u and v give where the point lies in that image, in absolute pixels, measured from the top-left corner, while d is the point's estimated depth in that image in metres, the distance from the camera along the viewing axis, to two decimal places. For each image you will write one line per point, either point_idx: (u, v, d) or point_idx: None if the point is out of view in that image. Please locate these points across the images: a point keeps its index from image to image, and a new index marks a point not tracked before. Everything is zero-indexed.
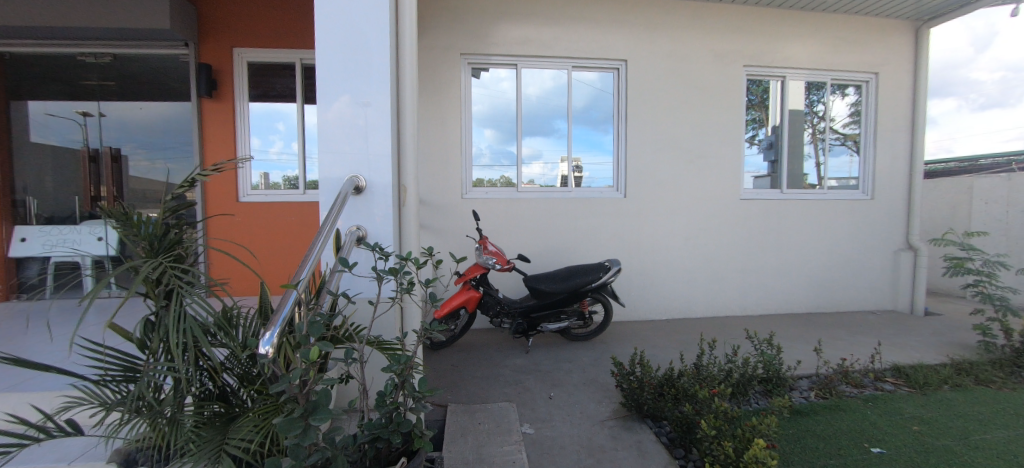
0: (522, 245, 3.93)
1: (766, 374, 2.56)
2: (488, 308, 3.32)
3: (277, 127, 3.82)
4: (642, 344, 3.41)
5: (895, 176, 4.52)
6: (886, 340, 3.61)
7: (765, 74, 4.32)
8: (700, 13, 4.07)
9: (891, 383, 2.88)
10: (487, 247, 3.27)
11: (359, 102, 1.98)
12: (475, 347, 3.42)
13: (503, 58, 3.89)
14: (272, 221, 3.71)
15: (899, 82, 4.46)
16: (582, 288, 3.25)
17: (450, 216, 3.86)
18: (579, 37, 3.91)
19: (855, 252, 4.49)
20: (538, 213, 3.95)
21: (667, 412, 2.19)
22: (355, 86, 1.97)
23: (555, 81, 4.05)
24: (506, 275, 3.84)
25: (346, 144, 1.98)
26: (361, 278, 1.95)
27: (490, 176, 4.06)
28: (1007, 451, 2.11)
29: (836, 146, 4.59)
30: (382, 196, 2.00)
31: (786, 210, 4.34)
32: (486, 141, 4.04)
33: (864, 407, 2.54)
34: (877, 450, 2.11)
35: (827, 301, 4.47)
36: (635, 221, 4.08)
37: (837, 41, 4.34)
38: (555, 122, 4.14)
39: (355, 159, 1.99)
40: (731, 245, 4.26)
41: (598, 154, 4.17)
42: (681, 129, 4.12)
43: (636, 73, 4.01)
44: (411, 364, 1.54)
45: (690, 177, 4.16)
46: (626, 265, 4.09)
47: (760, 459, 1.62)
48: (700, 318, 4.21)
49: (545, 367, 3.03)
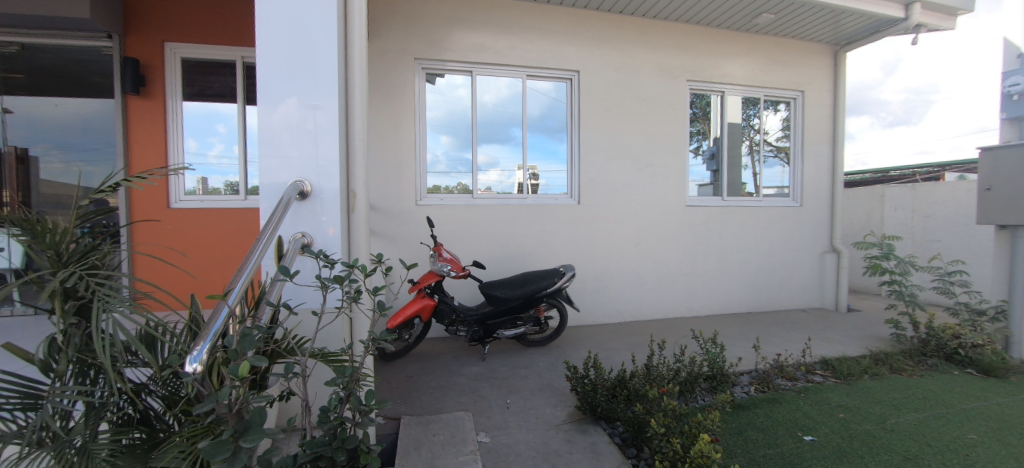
0: (478, 252, 3.91)
1: (711, 372, 2.69)
2: (444, 315, 3.27)
3: (216, 129, 3.57)
4: (597, 347, 3.49)
5: (820, 185, 4.95)
6: (816, 336, 3.92)
7: (707, 89, 4.61)
8: (648, 29, 4.28)
9: (820, 375, 3.11)
10: (442, 254, 3.22)
11: (306, 104, 1.89)
12: (429, 356, 3.34)
13: (458, 64, 3.88)
14: (209, 229, 3.45)
15: (821, 100, 4.91)
16: (538, 294, 3.27)
17: (405, 223, 3.77)
18: (533, 47, 3.99)
19: (787, 255, 4.86)
20: (495, 220, 3.95)
21: (620, 412, 2.24)
22: (300, 87, 1.88)
23: (510, 89, 4.10)
24: (463, 282, 3.80)
25: (293, 148, 1.88)
26: (305, 288, 1.84)
27: (447, 183, 4.02)
28: (917, 433, 2.34)
29: (770, 157, 4.97)
30: (331, 202, 1.91)
31: (727, 216, 4.63)
32: (442, 148, 4.00)
33: (797, 398, 2.74)
34: (809, 438, 2.27)
35: (764, 300, 4.80)
36: (590, 228, 4.19)
37: (768, 60, 4.72)
38: (511, 130, 4.18)
39: (300, 163, 1.89)
40: (679, 249, 4.47)
41: (554, 162, 4.25)
42: (631, 139, 4.29)
43: (589, 84, 4.14)
44: (358, 377, 1.46)
45: (640, 185, 4.33)
46: (581, 270, 4.18)
47: (705, 453, 1.69)
48: (651, 320, 4.37)
49: (501, 373, 3.01)
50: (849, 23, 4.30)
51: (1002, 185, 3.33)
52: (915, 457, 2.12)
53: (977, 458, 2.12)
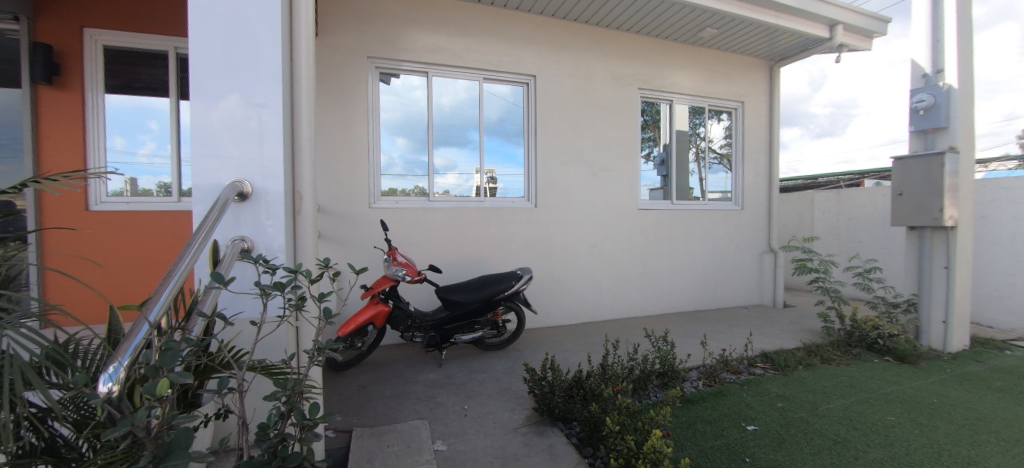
0: (435, 255, 3.84)
1: (662, 369, 2.78)
2: (399, 322, 3.17)
3: (147, 125, 3.27)
4: (554, 349, 3.52)
5: (759, 190, 5.30)
6: (757, 331, 4.19)
7: (656, 97, 4.82)
8: (601, 38, 4.41)
9: (760, 368, 3.32)
10: (397, 258, 3.13)
11: (250, 101, 1.76)
12: (384, 364, 3.23)
13: (413, 65, 3.81)
14: (134, 235, 3.14)
15: (759, 111, 5.28)
16: (496, 297, 3.25)
17: (358, 227, 3.64)
18: (490, 51, 4.00)
19: (731, 256, 5.16)
20: (452, 223, 3.90)
21: (576, 413, 2.26)
22: (241, 82, 1.75)
23: (467, 92, 4.08)
24: (419, 286, 3.71)
25: (235, 148, 1.75)
26: (243, 296, 1.71)
27: (403, 186, 3.92)
28: (845, 417, 2.55)
29: (714, 164, 5.27)
30: (276, 205, 1.79)
31: (677, 219, 4.85)
32: (398, 150, 3.90)
33: (741, 390, 2.90)
34: (751, 428, 2.41)
35: (711, 299, 5.07)
36: (547, 231, 4.24)
37: (712, 72, 5.01)
38: (468, 133, 4.15)
39: (242, 163, 1.76)
40: (632, 251, 4.63)
41: (512, 165, 4.27)
42: (586, 144, 4.40)
43: (545, 89, 4.21)
44: (301, 389, 1.37)
45: (595, 189, 4.44)
46: (539, 273, 4.22)
47: (658, 448, 1.74)
48: (606, 320, 4.49)
49: (458, 379, 2.96)
50: (782, 41, 4.66)
51: (912, 190, 3.71)
52: (843, 440, 2.30)
53: (895, 438, 2.33)
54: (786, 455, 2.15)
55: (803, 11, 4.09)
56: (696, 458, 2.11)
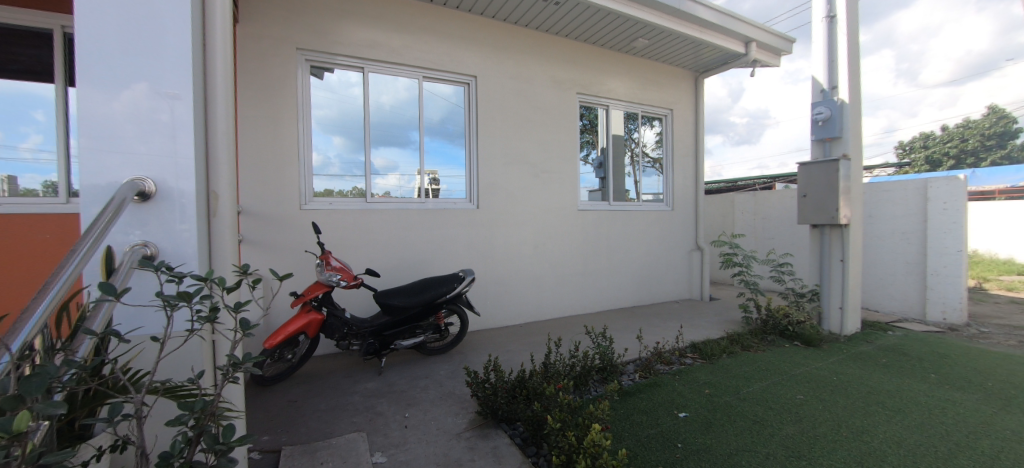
0: (373, 259, 3.69)
1: (602, 364, 2.88)
2: (334, 330, 2.99)
3: (31, 116, 2.81)
4: (497, 350, 3.52)
5: (687, 192, 5.69)
6: (687, 323, 4.48)
7: (593, 102, 5.00)
8: (541, 42, 4.50)
9: (690, 358, 3.55)
10: (330, 262, 2.96)
11: (158, 91, 1.55)
12: (318, 375, 3.03)
13: (349, 59, 3.63)
14: (7, 240, 2.66)
15: (686, 118, 5.67)
16: (438, 301, 3.19)
17: (287, 230, 3.40)
18: (431, 49, 3.92)
19: (664, 254, 5.49)
20: (392, 225, 3.77)
21: (519, 413, 2.27)
22: (146, 69, 1.53)
23: (408, 91, 3.96)
24: (357, 292, 3.54)
25: (141, 143, 1.53)
26: (144, 309, 1.50)
27: (340, 187, 3.72)
28: (763, 398, 2.80)
29: (648, 168, 5.58)
30: (191, 207, 1.59)
31: (614, 220, 5.07)
32: (335, 149, 3.70)
33: (673, 379, 3.09)
34: (682, 415, 2.56)
35: (646, 295, 5.36)
36: (490, 232, 4.23)
37: (644, 80, 5.31)
38: (409, 133, 4.02)
39: (148, 159, 1.54)
40: (573, 251, 4.76)
41: (454, 166, 4.21)
42: (528, 146, 4.46)
43: (487, 90, 4.21)
44: (213, 410, 1.24)
45: (537, 190, 4.52)
46: (481, 274, 4.20)
47: (597, 442, 1.79)
48: (549, 319, 4.58)
49: (399, 387, 2.86)
50: (705, 54, 5.05)
51: (814, 192, 4.17)
52: (761, 419, 2.52)
53: (803, 414, 2.60)
54: (713, 438, 2.31)
55: (722, 27, 4.46)
56: (634, 448, 2.19)
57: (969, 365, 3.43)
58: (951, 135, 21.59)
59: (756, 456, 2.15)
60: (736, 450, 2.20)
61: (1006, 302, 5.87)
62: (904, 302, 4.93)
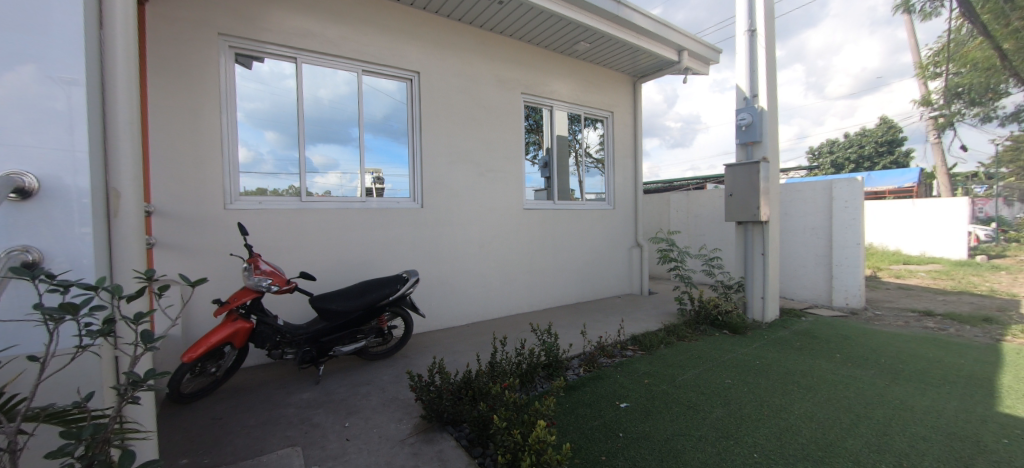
0: (308, 262, 3.48)
1: (547, 360, 2.93)
2: (265, 339, 2.78)
3: None
4: (442, 352, 3.46)
5: (627, 191, 5.94)
6: (628, 317, 4.68)
7: (538, 102, 5.07)
8: (485, 41, 4.49)
9: (631, 350, 3.70)
10: (260, 266, 2.76)
11: (50, 75, 1.33)
12: (246, 389, 2.80)
13: (280, 49, 3.40)
14: None
15: (626, 121, 5.92)
16: (380, 303, 3.07)
17: (209, 231, 3.11)
18: (370, 41, 3.77)
19: (606, 251, 5.69)
20: (330, 226, 3.58)
21: (465, 414, 2.23)
22: (31, 48, 1.30)
23: (348, 85, 3.78)
24: (291, 297, 3.32)
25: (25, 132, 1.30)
26: (21, 325, 1.30)
27: (273, 185, 3.47)
28: (696, 385, 2.99)
29: (591, 168, 5.75)
30: (91, 208, 1.39)
31: (559, 219, 5.18)
32: (267, 145, 3.44)
33: (615, 372, 3.20)
34: (624, 405, 2.67)
35: (590, 291, 5.54)
36: (434, 232, 4.15)
37: (587, 83, 5.48)
38: (350, 129, 3.83)
39: (36, 153, 1.31)
40: (519, 250, 4.80)
41: (398, 165, 4.08)
42: (474, 145, 4.44)
43: (431, 87, 4.13)
44: (107, 436, 1.10)
45: (483, 189, 4.50)
46: (426, 275, 4.11)
47: (541, 438, 1.81)
48: (496, 319, 4.58)
49: (339, 395, 2.71)
50: (642, 60, 5.30)
51: (739, 192, 4.52)
52: (694, 404, 2.68)
53: (731, 396, 2.81)
54: (651, 425, 2.42)
55: (657, 35, 4.72)
56: (578, 441, 2.25)
57: (866, 345, 3.89)
58: (851, 142, 24.44)
59: (690, 439, 2.28)
60: (672, 435, 2.32)
61: (893, 288, 6.74)
62: (815, 291, 5.49)
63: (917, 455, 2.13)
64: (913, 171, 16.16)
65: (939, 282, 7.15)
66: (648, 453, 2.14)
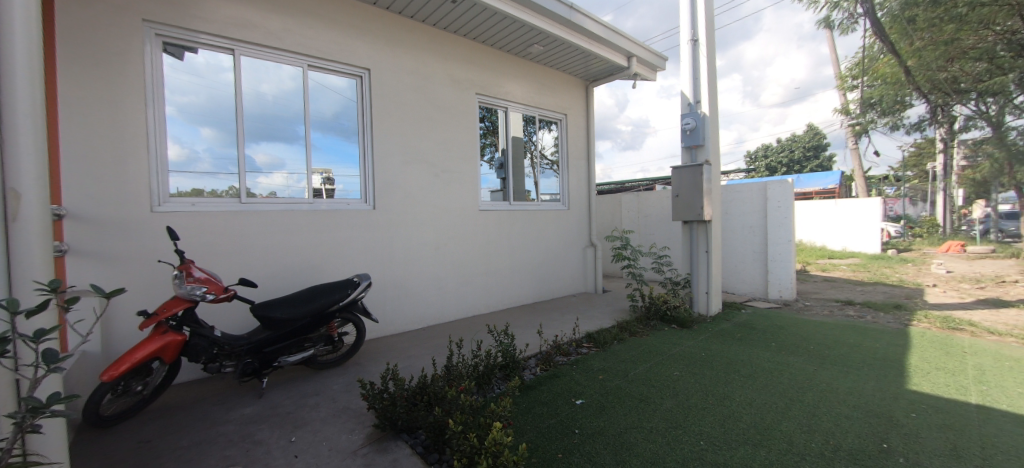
0: (248, 267, 3.27)
1: (504, 361, 2.93)
2: (199, 353, 2.57)
3: None
4: (396, 358, 3.37)
5: (581, 192, 6.09)
6: (583, 315, 4.80)
7: (493, 103, 5.08)
8: (438, 39, 4.43)
9: (585, 348, 3.79)
10: (192, 273, 2.55)
11: None
12: (179, 407, 2.58)
13: (215, 39, 3.16)
14: None
15: (579, 124, 6.06)
16: (329, 309, 2.94)
17: (132, 236, 2.83)
18: (316, 35, 3.61)
19: (561, 251, 5.80)
20: (274, 229, 3.38)
21: (420, 421, 2.17)
22: None
23: (293, 81, 3.59)
24: (230, 305, 3.10)
25: None
26: None
27: (211, 186, 3.22)
28: (647, 378, 3.11)
29: (546, 169, 5.84)
30: None
31: (515, 219, 5.21)
32: (203, 142, 3.18)
33: (571, 369, 3.27)
34: (579, 401, 2.73)
35: (546, 290, 5.62)
36: (387, 234, 4.04)
37: (541, 85, 5.55)
38: (296, 127, 3.63)
39: None
40: (475, 251, 4.78)
41: (349, 165, 3.93)
42: (428, 145, 4.36)
43: (383, 85, 4.01)
44: None
45: (438, 190, 4.44)
46: (379, 278, 3.99)
47: (498, 440, 1.80)
48: (453, 321, 4.54)
49: (285, 408, 2.56)
50: (594, 64, 5.46)
51: (685, 193, 4.76)
52: (645, 397, 2.80)
53: (679, 387, 2.95)
54: (605, 419, 2.49)
55: (607, 41, 4.87)
56: (535, 440, 2.26)
57: (797, 333, 4.23)
58: (784, 147, 26.53)
59: (641, 431, 2.37)
60: (625, 428, 2.39)
61: (820, 280, 7.39)
62: (752, 285, 5.90)
63: (841, 433, 2.34)
64: (834, 174, 17.81)
65: (857, 274, 7.94)
66: (602, 447, 2.20)
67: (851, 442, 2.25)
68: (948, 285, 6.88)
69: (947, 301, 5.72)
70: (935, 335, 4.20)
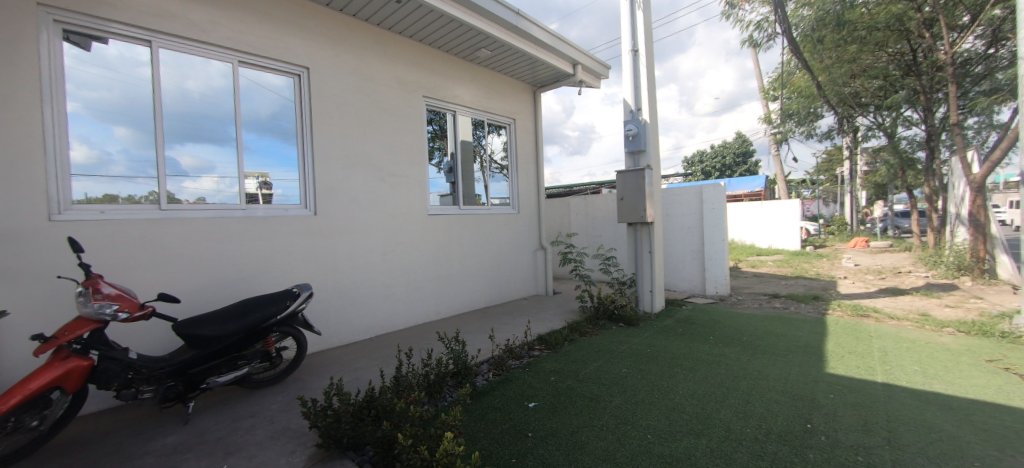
0: (170, 282, 2.97)
1: (456, 368, 2.90)
2: (111, 378, 2.29)
3: None
4: (341, 371, 3.21)
5: (531, 196, 6.17)
6: (535, 318, 4.86)
7: (440, 106, 5.02)
8: (382, 39, 4.31)
9: (538, 350, 3.84)
10: (100, 290, 2.28)
11: None
12: (84, 443, 2.27)
13: (130, 29, 2.86)
14: None
15: (527, 128, 6.15)
16: (265, 324, 2.74)
17: (25, 250, 2.47)
18: (248, 30, 3.38)
19: (512, 254, 5.85)
20: (199, 238, 3.09)
21: (367, 437, 2.06)
22: None
23: (222, 78, 3.33)
24: (148, 324, 2.81)
25: None
26: None
27: (128, 191, 2.92)
28: (598, 377, 3.20)
29: (496, 173, 5.85)
30: None
31: (465, 224, 5.18)
32: (117, 142, 2.86)
33: (524, 372, 3.30)
34: (531, 404, 2.75)
35: (498, 294, 5.63)
36: (330, 241, 3.85)
37: (489, 89, 5.57)
38: (226, 128, 3.37)
39: None
40: (424, 257, 4.69)
41: (288, 168, 3.71)
42: (373, 148, 4.23)
43: (324, 85, 3.83)
44: None
45: (384, 195, 4.31)
46: (321, 288, 3.78)
47: (450, 450, 1.76)
48: (402, 330, 4.41)
49: (215, 434, 2.35)
50: (540, 70, 5.56)
51: (629, 196, 4.97)
52: (596, 395, 2.88)
53: (627, 384, 3.07)
54: (558, 421, 2.53)
55: (553, 47, 4.99)
56: (488, 447, 2.24)
57: (731, 326, 4.56)
58: (716, 152, 28.58)
59: (593, 429, 2.43)
60: (578, 428, 2.44)
61: (749, 276, 8.02)
62: (691, 282, 6.28)
63: (772, 417, 2.54)
64: (760, 178, 19.46)
65: (781, 270, 8.72)
66: (556, 449, 2.22)
67: (780, 425, 2.44)
68: (855, 277, 7.74)
69: (855, 291, 6.42)
70: (847, 322, 4.70)
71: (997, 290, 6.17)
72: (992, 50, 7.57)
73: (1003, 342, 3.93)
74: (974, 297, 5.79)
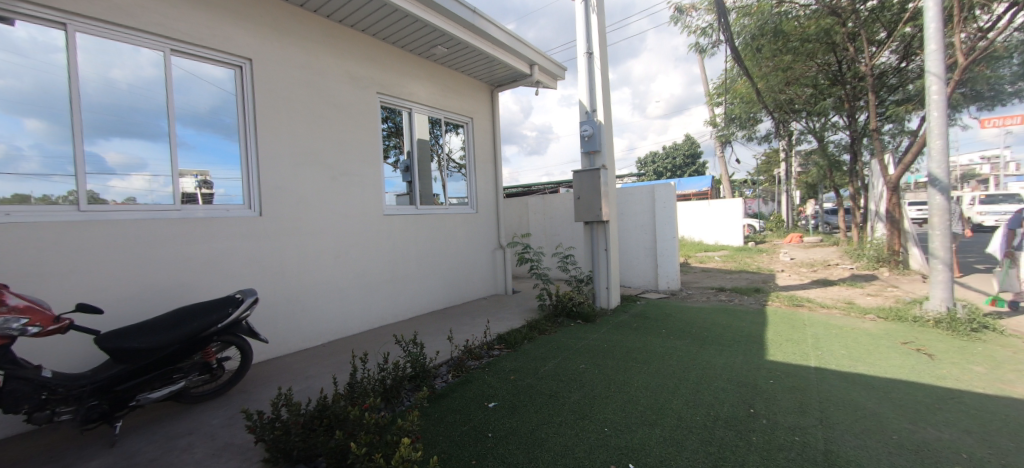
0: (92, 291, 2.69)
1: (413, 372, 2.85)
2: (20, 401, 2.04)
3: None
4: (290, 381, 3.06)
5: (490, 196, 6.17)
6: (495, 317, 4.87)
7: (395, 103, 4.89)
8: (332, 32, 4.14)
9: (497, 350, 3.85)
10: (6, 302, 2.03)
11: None
12: None
13: (41, 10, 2.55)
14: None
15: (485, 127, 6.14)
16: (203, 333, 2.56)
17: None
18: (183, 17, 3.13)
19: (471, 254, 5.82)
20: (127, 241, 2.84)
21: (319, 448, 1.97)
22: None
23: (153, 68, 3.08)
24: (64, 338, 2.54)
25: None
26: None
27: (44, 190, 2.62)
28: (557, 374, 3.25)
29: (454, 173, 5.80)
30: None
31: (423, 224, 5.09)
32: (28, 136, 2.57)
33: (483, 372, 3.30)
34: (491, 404, 2.75)
35: (456, 295, 5.58)
36: (277, 243, 3.66)
37: (446, 87, 5.50)
38: (158, 121, 3.10)
39: None
40: (380, 258, 4.56)
41: (231, 166, 3.48)
42: (324, 146, 4.06)
43: (268, 78, 3.63)
44: None
45: (336, 195, 4.15)
46: (268, 293, 3.58)
47: (407, 455, 1.73)
48: (357, 334, 4.27)
49: (146, 456, 2.16)
50: (497, 70, 5.57)
51: (585, 195, 5.09)
52: (555, 392, 2.93)
53: (585, 379, 3.14)
54: (517, 419, 2.55)
55: (510, 47, 5.01)
56: (447, 450, 2.22)
57: (681, 319, 4.79)
58: (668, 153, 29.88)
59: (552, 426, 2.46)
60: (537, 425, 2.47)
61: (698, 271, 8.46)
62: (645, 278, 6.53)
63: (719, 403, 2.70)
64: (707, 178, 20.59)
65: (727, 264, 9.26)
66: (516, 448, 2.23)
67: (726, 411, 2.59)
68: (791, 270, 8.36)
69: (791, 283, 6.95)
70: (784, 312, 5.07)
71: (909, 279, 6.90)
72: (904, 64, 8.42)
73: (915, 326, 4.40)
74: (890, 286, 6.44)
